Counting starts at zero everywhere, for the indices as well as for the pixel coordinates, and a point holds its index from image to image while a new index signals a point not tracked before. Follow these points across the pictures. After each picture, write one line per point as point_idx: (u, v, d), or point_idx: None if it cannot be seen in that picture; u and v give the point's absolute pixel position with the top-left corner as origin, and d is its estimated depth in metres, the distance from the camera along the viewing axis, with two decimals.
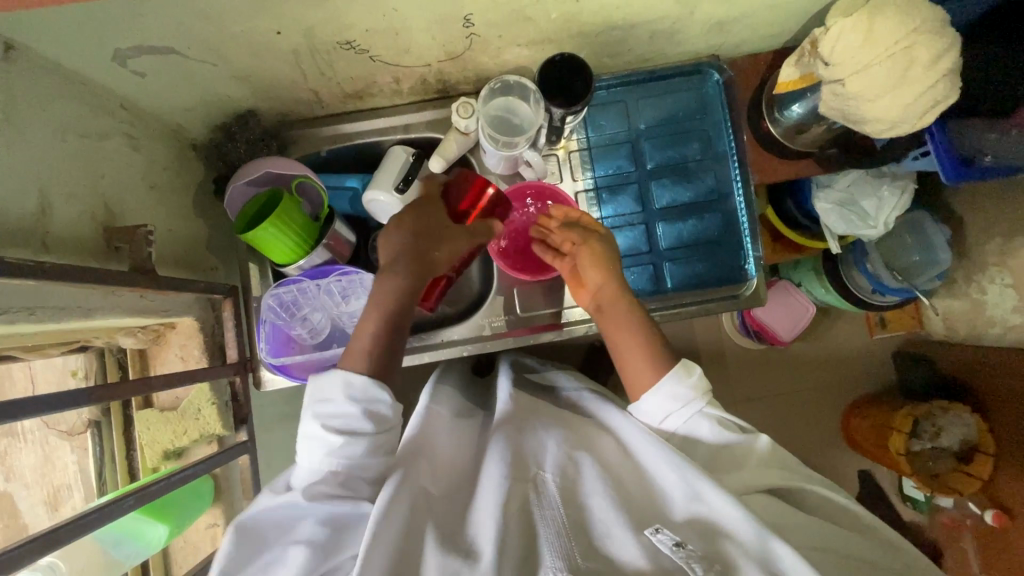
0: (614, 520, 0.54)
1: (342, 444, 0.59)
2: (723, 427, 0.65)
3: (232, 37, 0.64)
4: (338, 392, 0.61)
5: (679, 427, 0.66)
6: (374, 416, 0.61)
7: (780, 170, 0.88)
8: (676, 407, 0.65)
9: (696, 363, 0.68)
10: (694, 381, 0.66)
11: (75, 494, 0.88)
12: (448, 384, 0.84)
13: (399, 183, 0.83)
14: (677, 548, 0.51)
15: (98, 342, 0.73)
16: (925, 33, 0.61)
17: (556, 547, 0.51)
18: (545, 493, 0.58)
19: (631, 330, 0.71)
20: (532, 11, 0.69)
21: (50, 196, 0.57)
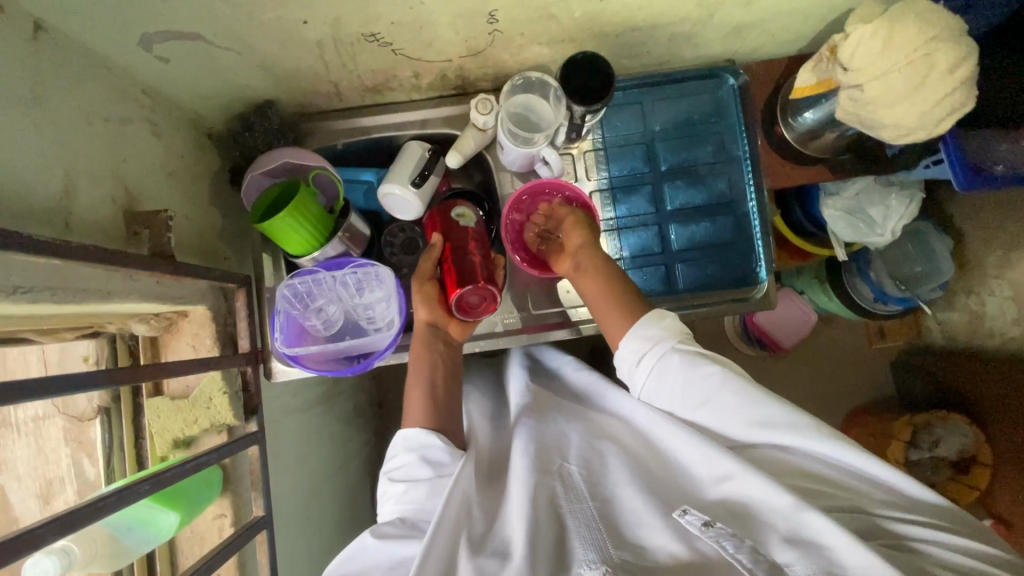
0: (645, 511, 0.58)
1: (405, 489, 0.68)
2: (700, 360, 0.66)
3: (260, 25, 0.64)
4: (398, 448, 0.72)
5: (652, 369, 0.68)
6: (430, 462, 0.69)
7: (792, 175, 0.90)
8: (648, 349, 0.68)
9: (668, 311, 0.71)
10: (665, 324, 0.69)
11: (68, 489, 0.86)
12: (478, 400, 0.91)
13: (415, 178, 0.84)
14: (706, 527, 0.55)
15: (111, 328, 0.72)
16: (944, 41, 0.62)
17: (587, 535, 0.55)
18: (572, 488, 0.63)
19: (604, 285, 0.76)
20: (556, 9, 0.70)
21: (74, 177, 0.57)
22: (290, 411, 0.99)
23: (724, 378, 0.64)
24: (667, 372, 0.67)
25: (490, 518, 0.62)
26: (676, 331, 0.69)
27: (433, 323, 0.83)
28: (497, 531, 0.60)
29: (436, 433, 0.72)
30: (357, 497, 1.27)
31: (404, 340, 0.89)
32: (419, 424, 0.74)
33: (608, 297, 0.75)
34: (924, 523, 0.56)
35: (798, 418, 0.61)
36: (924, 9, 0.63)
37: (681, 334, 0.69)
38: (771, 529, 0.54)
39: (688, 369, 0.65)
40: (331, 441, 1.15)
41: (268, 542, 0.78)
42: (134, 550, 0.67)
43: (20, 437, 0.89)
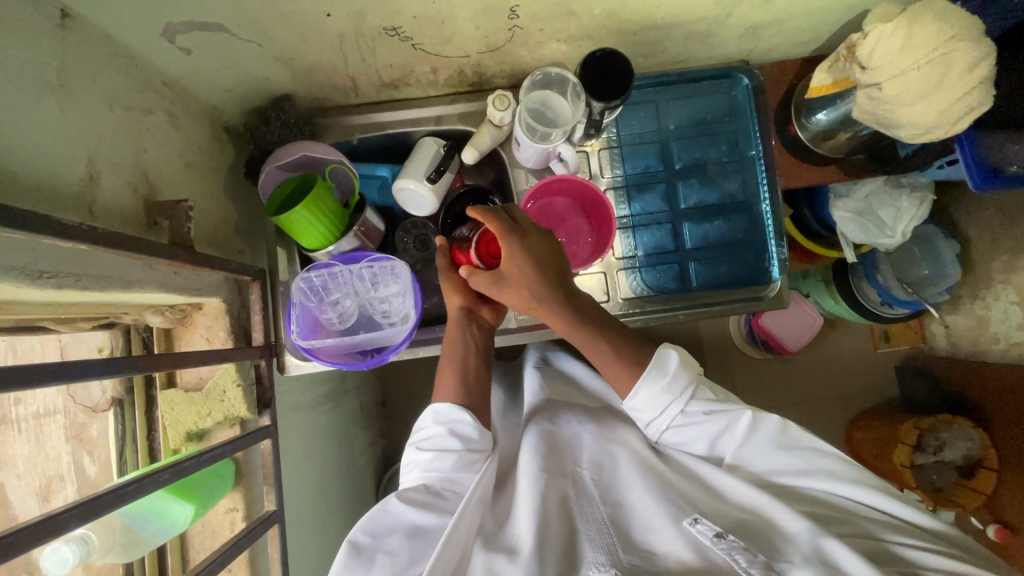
0: (657, 515, 0.59)
1: (432, 458, 0.69)
2: (712, 415, 0.69)
3: (283, 18, 0.64)
4: (428, 418, 0.72)
5: (676, 415, 0.70)
6: (459, 435, 0.70)
7: (806, 175, 0.91)
8: (655, 415, 0.71)
9: (666, 353, 0.71)
10: (669, 380, 0.70)
11: (68, 487, 0.86)
12: (497, 407, 0.94)
13: (431, 173, 0.84)
14: (718, 539, 0.55)
15: (127, 318, 0.72)
16: (964, 40, 0.62)
17: (597, 540, 0.57)
18: (583, 493, 0.65)
19: (595, 347, 0.73)
20: (576, 6, 0.70)
21: (97, 166, 0.56)
22: (299, 406, 0.99)
23: (741, 429, 0.68)
24: (680, 429, 0.71)
25: (495, 528, 0.64)
26: (680, 389, 0.70)
27: (467, 308, 0.79)
28: (507, 532, 0.62)
29: (467, 408, 0.72)
30: (361, 496, 1.27)
31: (416, 336, 0.89)
32: (449, 398, 0.73)
33: (603, 359, 0.73)
34: (927, 547, 0.56)
35: (810, 459, 0.65)
36: (943, 9, 0.63)
37: (685, 389, 0.70)
38: (789, 548, 0.55)
39: (697, 425, 0.70)
40: (337, 438, 1.15)
41: (279, 537, 0.77)
42: (149, 542, 0.66)
43: (21, 433, 0.89)
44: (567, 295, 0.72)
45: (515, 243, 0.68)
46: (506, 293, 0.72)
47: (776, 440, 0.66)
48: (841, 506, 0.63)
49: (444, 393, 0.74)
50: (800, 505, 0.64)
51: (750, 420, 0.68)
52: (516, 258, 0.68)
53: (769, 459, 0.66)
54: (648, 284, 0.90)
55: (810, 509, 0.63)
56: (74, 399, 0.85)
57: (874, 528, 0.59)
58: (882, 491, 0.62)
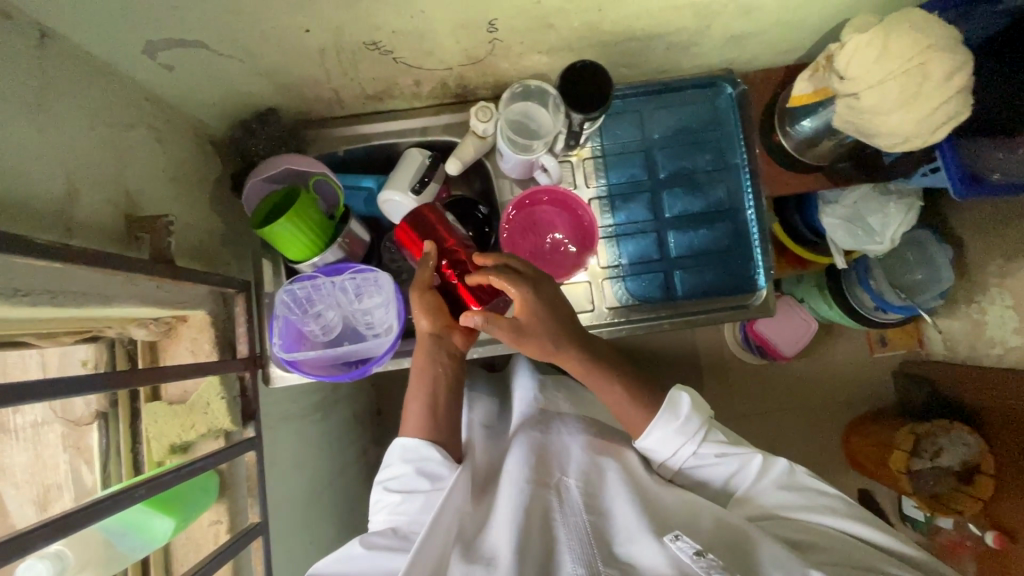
0: (639, 528, 0.60)
1: (400, 501, 0.70)
2: (723, 458, 0.73)
3: (262, 35, 0.65)
4: (396, 455, 0.72)
5: (688, 457, 0.73)
6: (425, 474, 0.71)
7: (791, 183, 0.91)
8: (669, 455, 0.73)
9: (679, 397, 0.74)
10: (681, 423, 0.72)
11: (64, 495, 0.86)
12: (482, 411, 0.94)
13: (415, 184, 0.85)
14: (697, 557, 0.56)
15: (111, 331, 0.72)
16: (941, 49, 0.63)
17: (577, 550, 0.58)
18: (566, 501, 0.65)
19: (608, 387, 0.75)
20: (555, 19, 0.70)
21: (76, 184, 0.57)
22: (287, 417, 0.99)
23: (752, 472, 0.72)
24: (692, 469, 0.74)
25: (475, 533, 0.64)
26: (693, 431, 0.73)
27: (437, 334, 0.76)
28: (485, 539, 0.62)
29: (437, 445, 0.72)
30: (353, 505, 1.27)
31: (401, 346, 0.89)
32: (415, 434, 0.73)
33: (616, 396, 0.75)
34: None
35: (809, 497, 0.70)
36: (919, 19, 0.64)
37: (699, 431, 0.73)
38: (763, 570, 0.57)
39: (709, 465, 0.73)
40: (327, 448, 1.15)
41: (263, 549, 0.77)
42: (127, 557, 0.65)
43: (20, 441, 0.89)
44: (578, 337, 0.73)
45: (522, 290, 0.68)
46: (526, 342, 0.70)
47: (781, 483, 0.72)
48: (831, 534, 0.66)
49: (410, 430, 0.74)
50: (792, 534, 0.67)
51: (758, 464, 0.72)
52: (529, 308, 0.68)
53: (769, 497, 0.71)
54: (632, 292, 0.90)
55: (805, 537, 0.66)
56: (60, 412, 0.85)
57: (866, 557, 0.63)
58: (871, 525, 0.68)
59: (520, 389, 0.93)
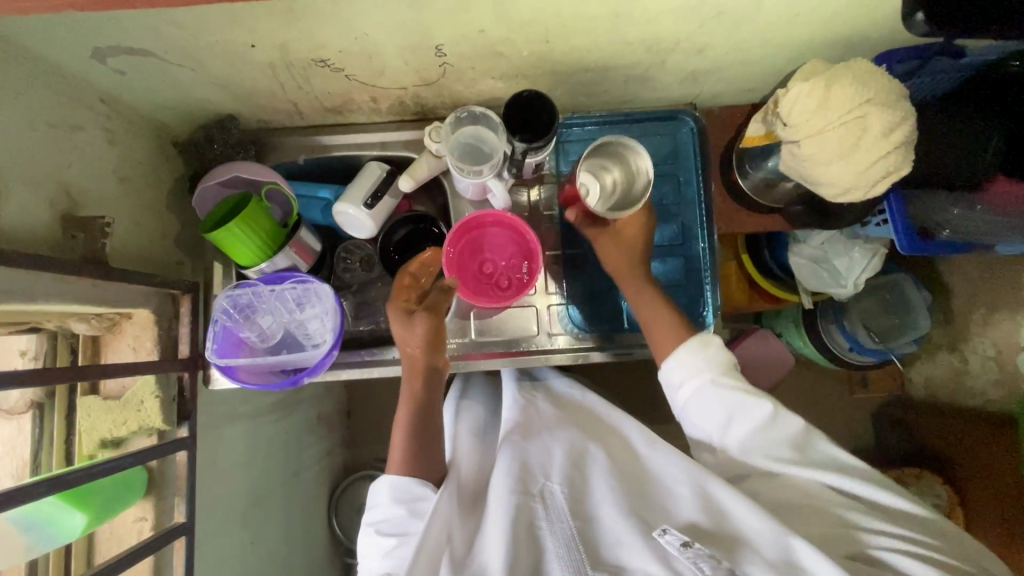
0: (625, 531, 0.59)
1: (396, 545, 0.66)
2: (744, 394, 0.69)
3: (209, 46, 0.66)
4: (386, 494, 0.71)
5: (704, 387, 0.71)
6: (418, 514, 0.69)
7: (748, 223, 0.90)
8: (686, 378, 0.72)
9: (713, 339, 0.74)
10: (711, 352, 0.72)
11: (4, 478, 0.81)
12: (472, 420, 0.89)
13: (369, 199, 0.86)
14: (684, 548, 0.55)
15: (50, 324, 0.74)
16: (878, 104, 0.62)
17: (566, 556, 0.56)
18: (551, 508, 0.63)
19: (655, 305, 0.78)
20: (503, 47, 0.71)
21: (7, 182, 0.58)
22: (236, 417, 1.00)
23: (767, 422, 0.68)
24: (705, 402, 0.70)
25: (465, 547, 0.62)
26: (716, 361, 0.72)
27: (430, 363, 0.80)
28: (474, 555, 0.60)
29: (428, 484, 0.72)
30: (307, 508, 1.27)
31: (345, 357, 0.90)
32: (402, 472, 0.73)
33: (667, 319, 0.77)
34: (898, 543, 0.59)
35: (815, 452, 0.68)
36: (862, 72, 0.63)
37: (721, 366, 0.72)
38: (755, 557, 0.56)
39: (727, 399, 0.69)
40: (281, 449, 1.15)
41: (185, 550, 0.78)
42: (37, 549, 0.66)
43: None
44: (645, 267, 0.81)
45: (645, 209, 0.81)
46: (609, 244, 0.81)
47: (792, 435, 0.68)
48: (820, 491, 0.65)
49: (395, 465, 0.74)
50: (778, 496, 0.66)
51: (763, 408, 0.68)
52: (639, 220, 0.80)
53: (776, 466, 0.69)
54: (576, 321, 0.90)
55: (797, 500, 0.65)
56: None
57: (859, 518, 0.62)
58: (877, 485, 0.65)
59: (506, 389, 0.90)
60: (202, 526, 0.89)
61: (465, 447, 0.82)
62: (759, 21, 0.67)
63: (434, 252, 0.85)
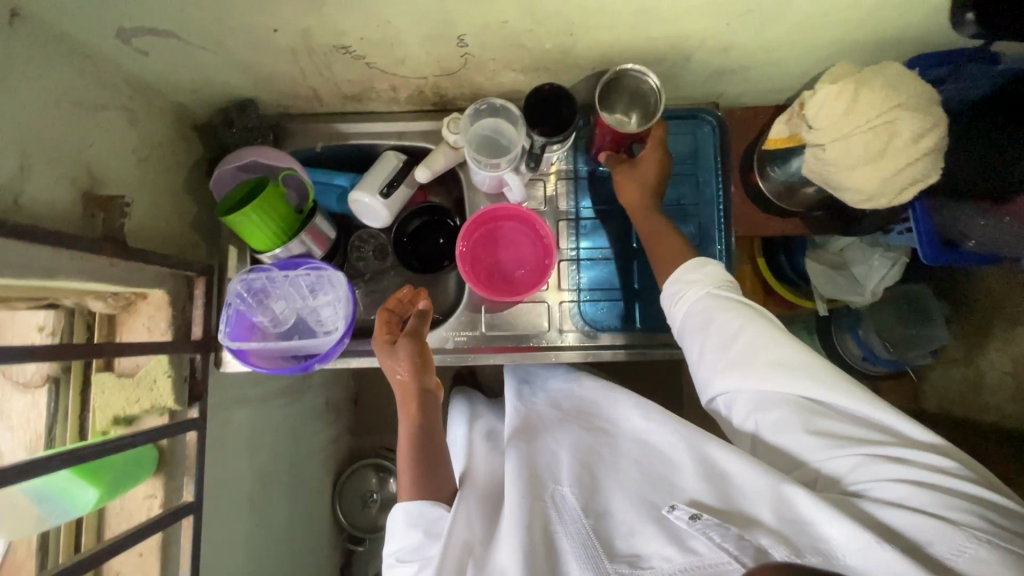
0: (638, 520, 0.60)
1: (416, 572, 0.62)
2: (733, 310, 0.67)
3: (232, 30, 0.66)
4: (400, 518, 0.67)
5: (694, 306, 0.70)
6: (435, 535, 0.66)
7: (767, 225, 0.89)
8: (679, 301, 0.71)
9: (709, 261, 0.73)
10: (707, 272, 0.71)
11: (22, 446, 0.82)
12: (484, 427, 0.88)
13: (385, 188, 0.85)
14: (693, 520, 0.57)
15: (68, 301, 0.75)
16: (907, 110, 0.61)
17: (583, 555, 0.58)
18: (565, 510, 0.63)
19: (664, 231, 0.78)
20: (526, 39, 0.70)
21: (31, 159, 0.59)
22: (245, 399, 1.01)
23: (756, 335, 0.65)
24: (695, 321, 0.69)
25: (483, 546, 0.62)
26: (705, 283, 0.70)
27: (420, 385, 0.76)
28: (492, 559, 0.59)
29: (441, 503, 0.69)
30: (312, 491, 1.28)
31: (355, 346, 0.90)
32: (415, 494, 0.69)
33: (677, 247, 0.76)
34: (889, 477, 0.57)
35: (809, 364, 0.63)
36: (892, 75, 0.62)
37: (709, 287, 0.70)
38: (757, 522, 0.57)
39: (716, 319, 0.67)
40: (288, 433, 1.16)
41: (193, 529, 0.80)
42: (49, 521, 0.68)
43: None
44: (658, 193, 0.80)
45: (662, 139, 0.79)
46: (623, 178, 0.81)
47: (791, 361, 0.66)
48: (814, 415, 0.62)
49: (407, 489, 0.70)
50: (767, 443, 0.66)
51: (760, 321, 0.66)
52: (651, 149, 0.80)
53: None
54: (587, 317, 0.90)
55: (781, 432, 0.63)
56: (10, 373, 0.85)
57: (847, 442, 0.60)
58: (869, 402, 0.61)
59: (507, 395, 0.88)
60: (209, 505, 0.90)
61: (479, 452, 0.80)
62: (789, 20, 0.66)
63: (411, 287, 0.83)
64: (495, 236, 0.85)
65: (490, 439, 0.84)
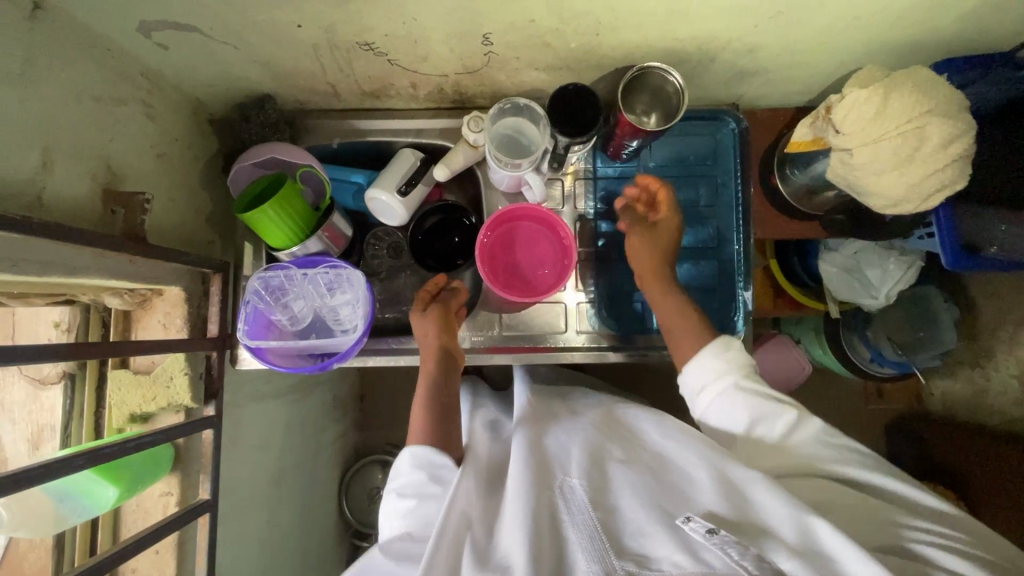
0: (647, 522, 0.57)
1: (414, 505, 0.66)
2: (762, 396, 0.70)
3: (255, 25, 0.65)
4: (406, 461, 0.72)
5: (720, 395, 0.72)
6: (439, 480, 0.69)
7: (785, 228, 0.89)
8: (708, 381, 0.73)
9: (734, 340, 0.76)
10: (732, 353, 0.74)
11: (41, 438, 0.83)
12: (485, 417, 0.87)
13: (403, 186, 0.85)
14: (710, 535, 0.54)
15: (84, 297, 0.74)
16: (937, 115, 0.61)
17: (589, 546, 0.55)
18: (572, 503, 0.61)
19: (680, 314, 0.79)
20: (552, 38, 0.69)
21: (54, 154, 0.58)
22: (257, 396, 1.00)
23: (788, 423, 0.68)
24: (725, 401, 0.71)
25: (485, 535, 0.60)
26: (736, 365, 0.73)
27: (446, 347, 0.83)
28: (494, 548, 0.58)
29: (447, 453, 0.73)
30: (320, 487, 1.28)
31: (372, 344, 0.90)
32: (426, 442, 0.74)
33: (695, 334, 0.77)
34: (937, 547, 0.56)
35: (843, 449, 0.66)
36: (924, 79, 0.61)
37: (738, 369, 0.73)
38: (774, 539, 0.55)
39: (745, 400, 0.70)
40: (298, 430, 1.16)
41: (208, 526, 0.79)
42: (70, 518, 0.69)
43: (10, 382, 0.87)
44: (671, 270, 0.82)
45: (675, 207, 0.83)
46: (638, 253, 0.82)
47: (815, 440, 0.68)
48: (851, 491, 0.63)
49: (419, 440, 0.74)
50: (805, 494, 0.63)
51: (791, 417, 0.69)
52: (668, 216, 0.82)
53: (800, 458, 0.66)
54: (605, 318, 0.90)
55: (826, 494, 0.63)
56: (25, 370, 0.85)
57: (891, 514, 0.60)
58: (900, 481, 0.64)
59: (517, 386, 0.89)
60: (222, 501, 0.90)
61: (479, 438, 0.78)
62: (818, 23, 0.66)
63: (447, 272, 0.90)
64: (518, 251, 0.85)
65: (491, 429, 0.82)
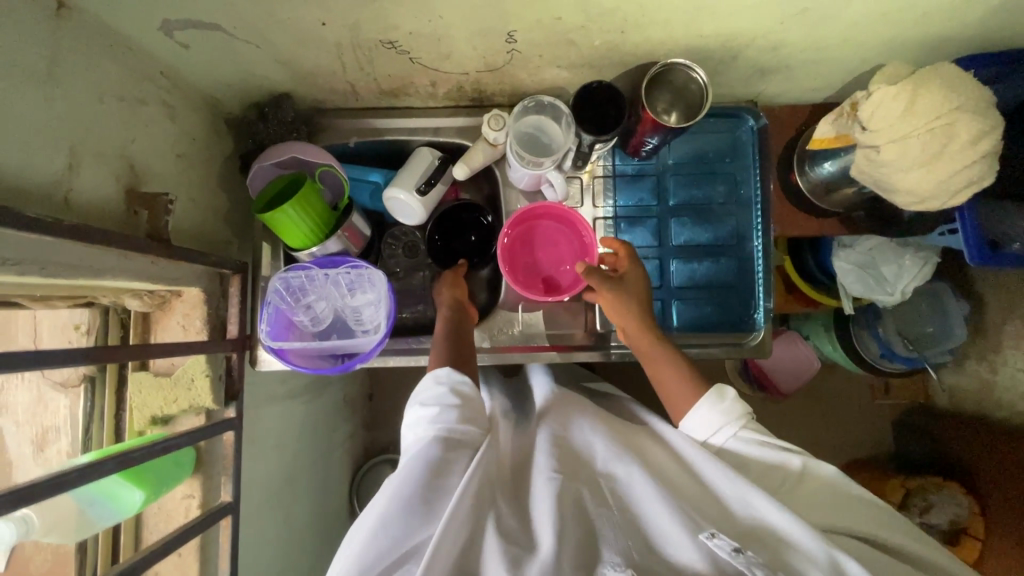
0: (669, 524, 0.55)
1: (437, 414, 0.64)
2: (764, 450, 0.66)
3: (278, 23, 0.64)
4: (427, 380, 0.69)
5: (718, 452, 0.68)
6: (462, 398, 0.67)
7: (803, 225, 0.89)
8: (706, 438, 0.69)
9: (728, 388, 0.71)
10: (726, 406, 0.69)
11: (63, 439, 0.82)
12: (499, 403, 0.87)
13: (422, 185, 0.84)
14: (736, 554, 0.51)
15: (105, 299, 0.73)
16: (968, 111, 0.60)
17: (614, 540, 0.53)
18: (597, 496, 0.60)
19: (669, 362, 0.75)
20: (576, 36, 0.69)
21: (80, 156, 0.57)
22: (272, 398, 1.00)
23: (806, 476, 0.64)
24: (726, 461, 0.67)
25: (509, 512, 0.59)
26: (733, 417, 0.69)
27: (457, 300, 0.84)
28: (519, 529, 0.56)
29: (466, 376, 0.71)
30: (333, 486, 1.27)
31: (391, 344, 0.90)
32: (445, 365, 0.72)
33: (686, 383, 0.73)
34: None
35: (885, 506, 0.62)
36: (953, 76, 0.61)
37: (738, 420, 0.68)
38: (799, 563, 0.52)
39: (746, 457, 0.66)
40: (312, 430, 1.16)
41: (231, 528, 0.79)
42: (98, 523, 0.68)
43: (28, 384, 0.86)
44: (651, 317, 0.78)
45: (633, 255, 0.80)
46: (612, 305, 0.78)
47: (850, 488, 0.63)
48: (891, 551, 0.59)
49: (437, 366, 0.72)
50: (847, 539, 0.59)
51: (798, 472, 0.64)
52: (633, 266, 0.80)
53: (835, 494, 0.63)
54: None
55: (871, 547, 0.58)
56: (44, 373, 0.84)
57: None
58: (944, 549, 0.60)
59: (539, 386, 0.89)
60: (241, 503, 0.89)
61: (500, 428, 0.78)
62: (846, 20, 0.65)
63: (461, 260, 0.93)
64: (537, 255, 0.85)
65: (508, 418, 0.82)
